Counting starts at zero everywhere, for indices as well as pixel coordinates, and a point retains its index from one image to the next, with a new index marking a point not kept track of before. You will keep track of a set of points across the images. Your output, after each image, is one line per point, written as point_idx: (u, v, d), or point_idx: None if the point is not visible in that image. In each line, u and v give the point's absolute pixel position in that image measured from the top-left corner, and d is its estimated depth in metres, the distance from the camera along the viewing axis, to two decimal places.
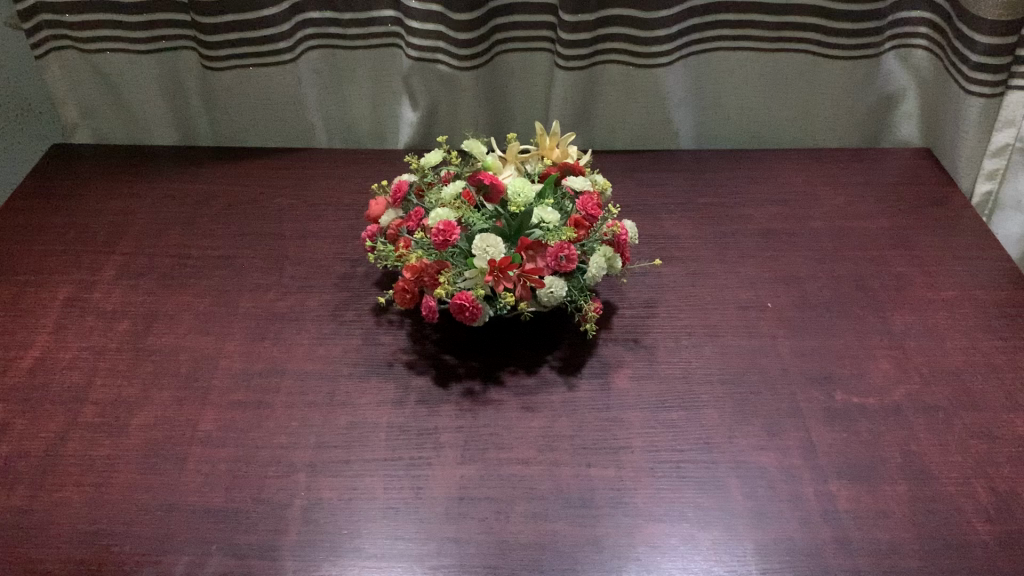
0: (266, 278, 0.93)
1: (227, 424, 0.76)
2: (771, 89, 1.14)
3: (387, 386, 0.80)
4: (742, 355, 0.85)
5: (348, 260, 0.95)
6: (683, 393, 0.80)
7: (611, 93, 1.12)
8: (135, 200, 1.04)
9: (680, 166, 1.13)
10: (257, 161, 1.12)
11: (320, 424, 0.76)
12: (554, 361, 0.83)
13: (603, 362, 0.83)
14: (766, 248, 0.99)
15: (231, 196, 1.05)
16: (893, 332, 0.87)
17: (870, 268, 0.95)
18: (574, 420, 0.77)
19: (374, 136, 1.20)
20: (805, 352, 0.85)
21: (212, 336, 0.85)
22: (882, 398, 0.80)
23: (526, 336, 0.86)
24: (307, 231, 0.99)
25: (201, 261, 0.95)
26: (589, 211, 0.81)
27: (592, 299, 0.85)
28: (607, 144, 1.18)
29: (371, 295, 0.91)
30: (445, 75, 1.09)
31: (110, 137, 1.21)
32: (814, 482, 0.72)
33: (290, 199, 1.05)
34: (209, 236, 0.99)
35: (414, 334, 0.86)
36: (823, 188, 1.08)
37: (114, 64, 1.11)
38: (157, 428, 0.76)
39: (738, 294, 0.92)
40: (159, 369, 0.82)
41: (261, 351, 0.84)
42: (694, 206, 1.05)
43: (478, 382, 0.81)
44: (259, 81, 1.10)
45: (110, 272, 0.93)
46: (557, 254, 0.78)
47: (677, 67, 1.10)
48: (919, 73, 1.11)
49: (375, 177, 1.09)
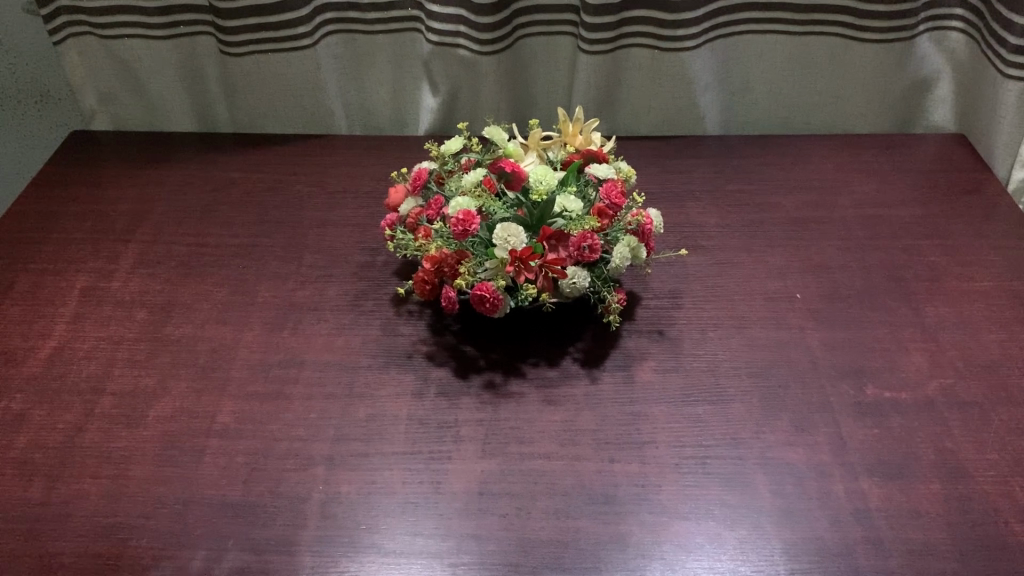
0: (285, 267, 0.92)
1: (244, 416, 0.75)
2: (802, 73, 1.11)
3: (406, 378, 0.79)
4: (770, 347, 0.83)
5: (367, 249, 0.94)
6: (709, 387, 0.78)
7: (637, 79, 1.10)
8: (155, 187, 1.04)
9: (706, 152, 1.10)
10: (276, 148, 1.11)
11: (340, 416, 0.75)
12: (576, 353, 0.82)
13: (627, 354, 0.82)
14: (794, 237, 0.96)
15: (250, 184, 1.04)
16: (927, 324, 0.85)
17: (902, 258, 0.93)
18: (597, 414, 0.76)
19: (393, 122, 1.18)
20: (835, 345, 0.83)
21: (232, 326, 0.84)
22: (915, 393, 0.78)
23: (547, 329, 0.84)
24: (326, 220, 0.98)
25: (219, 250, 0.94)
26: (613, 199, 0.79)
27: (615, 289, 0.83)
28: (631, 130, 1.16)
29: (390, 284, 0.90)
30: (467, 60, 1.07)
31: (128, 125, 1.20)
32: (845, 479, 0.70)
33: (309, 186, 1.04)
34: (228, 225, 0.97)
35: (433, 325, 0.85)
36: (854, 176, 1.05)
37: (133, 51, 1.10)
38: (173, 420, 0.75)
39: (766, 285, 0.90)
40: (176, 361, 0.81)
41: (280, 341, 0.83)
42: (720, 193, 1.03)
43: (499, 374, 0.79)
44: (279, 67, 1.09)
45: (129, 260, 0.92)
46: (580, 243, 0.77)
47: (704, 51, 1.07)
48: (954, 56, 1.09)
49: (396, 163, 1.08)
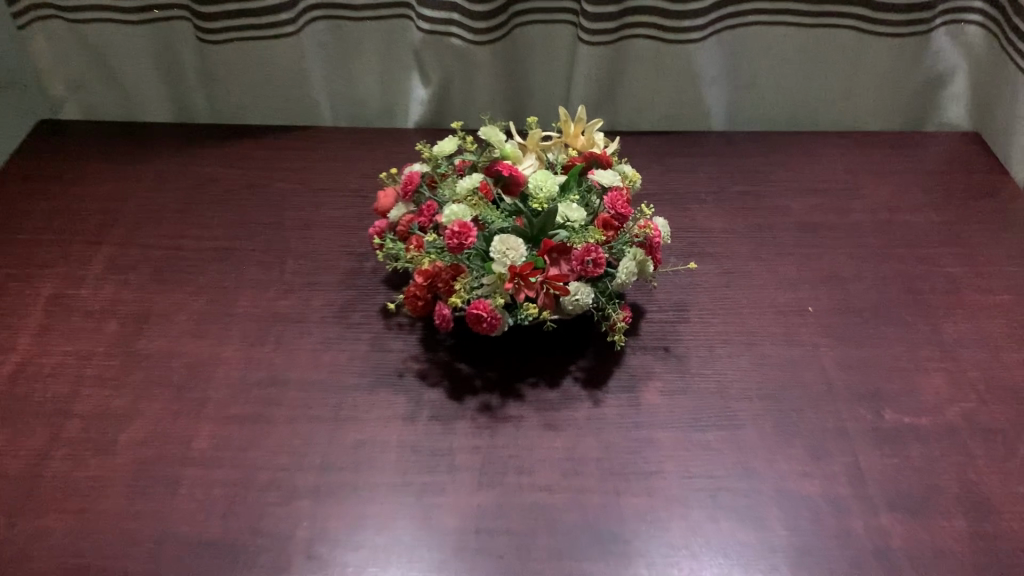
0: (267, 273, 0.86)
1: (222, 442, 0.70)
2: (811, 68, 1.06)
3: (396, 399, 0.74)
4: (782, 367, 0.78)
5: (355, 254, 0.89)
6: (719, 410, 0.74)
7: (640, 72, 1.04)
8: (129, 184, 0.98)
9: (711, 150, 1.05)
10: (258, 141, 1.05)
11: (325, 443, 0.70)
12: (578, 372, 0.77)
13: (631, 374, 0.77)
14: (804, 245, 0.92)
15: (230, 182, 0.98)
16: (946, 342, 0.81)
17: (917, 268, 0.89)
18: (601, 440, 0.71)
19: (382, 113, 1.12)
20: (850, 365, 0.79)
21: (210, 340, 0.79)
22: (936, 418, 0.74)
23: (547, 345, 0.79)
24: (311, 222, 0.93)
25: (197, 254, 0.88)
26: (619, 210, 0.74)
27: (620, 305, 0.78)
28: (632, 126, 1.10)
29: (379, 294, 0.84)
30: (460, 49, 1.01)
31: (101, 114, 1.13)
32: (865, 515, 0.66)
33: (293, 184, 0.98)
34: (207, 227, 0.92)
35: (426, 340, 0.80)
36: (865, 178, 1.01)
37: (103, 36, 1.04)
38: (147, 446, 0.70)
39: (777, 297, 0.85)
40: (150, 379, 0.75)
41: (261, 358, 0.77)
42: (726, 195, 0.98)
43: (495, 396, 0.75)
44: (259, 55, 1.03)
45: (100, 265, 0.87)
46: (583, 258, 0.72)
47: (710, 43, 1.02)
48: (971, 51, 1.04)
49: (384, 159, 1.02)
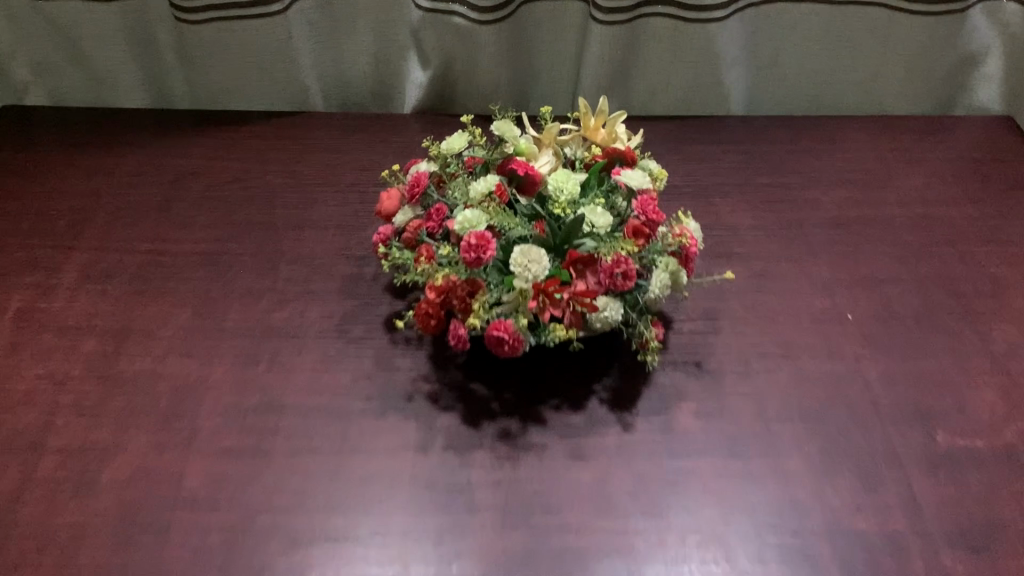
0: (258, 281, 0.79)
1: (216, 480, 0.63)
2: (839, 48, 0.99)
3: (407, 427, 0.67)
4: (824, 383, 0.72)
5: (353, 258, 0.81)
6: (759, 435, 0.68)
7: (656, 53, 0.97)
8: (102, 179, 0.89)
9: (732, 137, 0.98)
10: (243, 129, 0.96)
11: (330, 479, 0.64)
12: (603, 393, 0.70)
13: (662, 395, 0.71)
14: (838, 243, 0.85)
15: (214, 176, 0.90)
16: (996, 353, 0.75)
17: (960, 269, 0.83)
18: (633, 472, 0.65)
19: (376, 97, 1.04)
20: (896, 380, 0.73)
21: (198, 360, 0.72)
22: (992, 440, 0.68)
23: (568, 362, 0.73)
24: (304, 221, 0.85)
25: (180, 260, 0.81)
26: (650, 216, 0.68)
27: (652, 322, 0.72)
28: (645, 110, 1.03)
29: (382, 304, 0.77)
30: (463, 29, 0.93)
31: (69, 99, 1.04)
32: (925, 554, 0.61)
33: (283, 178, 0.90)
34: (190, 228, 0.84)
35: (436, 357, 0.73)
36: (897, 167, 0.94)
37: (70, 14, 0.95)
38: (132, 486, 0.63)
39: (812, 303, 0.79)
40: (133, 407, 0.68)
41: (256, 380, 0.70)
42: (751, 188, 0.91)
43: (515, 421, 0.68)
44: (243, 36, 0.94)
45: (74, 273, 0.79)
46: (613, 270, 0.65)
47: (733, 22, 0.95)
48: (1008, 30, 0.98)
49: (381, 148, 0.94)
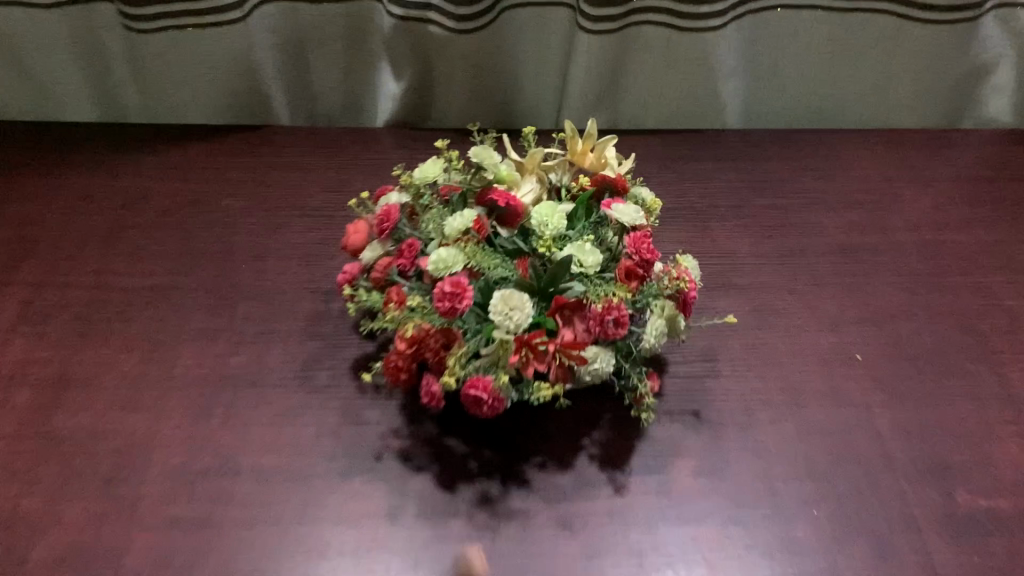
0: (214, 320, 0.72)
1: (160, 557, 0.57)
2: (841, 58, 0.93)
3: (375, 491, 0.61)
4: (833, 435, 0.66)
5: (319, 294, 0.74)
6: (764, 498, 0.62)
7: (647, 63, 0.90)
8: (45, 203, 0.82)
9: (728, 153, 0.92)
10: (201, 145, 0.89)
11: (289, 555, 0.57)
12: (592, 448, 0.64)
13: (657, 451, 0.64)
14: (843, 272, 0.79)
15: (168, 199, 0.83)
16: (1018, 399, 0.69)
17: (976, 302, 0.77)
18: (626, 544, 0.58)
19: (346, 111, 0.97)
20: (911, 430, 0.67)
21: (145, 414, 0.65)
22: (1018, 500, 0.62)
23: (554, 414, 0.66)
24: (265, 250, 0.78)
25: (128, 296, 0.73)
26: (643, 255, 0.61)
27: (647, 374, 0.65)
28: (635, 123, 0.96)
29: (350, 346, 0.70)
30: (439, 37, 0.87)
31: (14, 112, 0.96)
32: None
33: (243, 201, 0.83)
34: (140, 259, 0.77)
35: (408, 407, 0.66)
36: (905, 187, 0.88)
37: (10, 21, 0.87)
38: (65, 565, 0.56)
39: (818, 342, 0.73)
40: (70, 470, 0.61)
41: (208, 436, 0.63)
42: (750, 210, 0.85)
43: (495, 482, 0.62)
44: (201, 45, 0.87)
45: (10, 313, 0.72)
46: (603, 317, 0.58)
47: (730, 31, 0.88)
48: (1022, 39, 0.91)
49: (351, 167, 0.87)
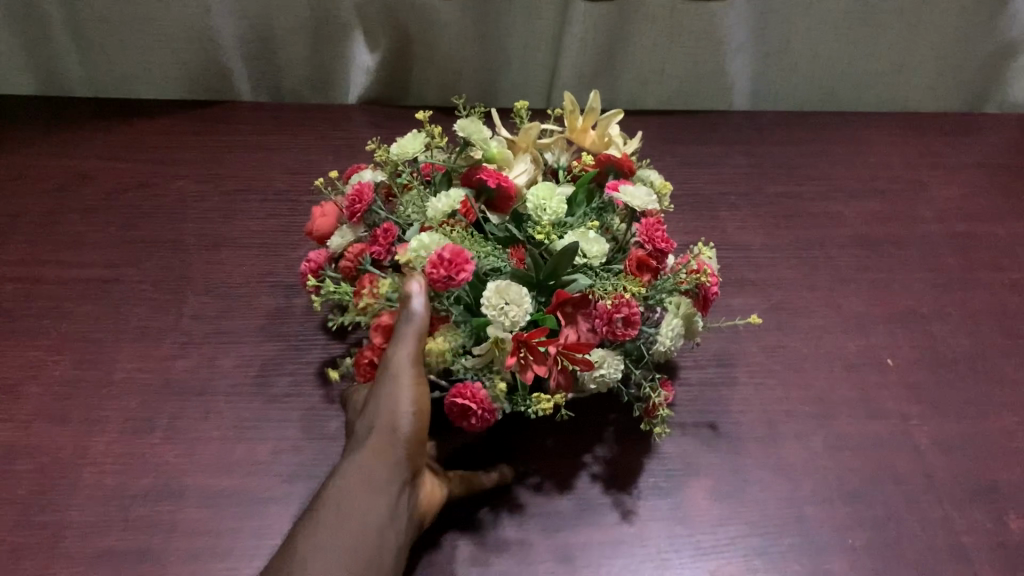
0: (158, 318, 0.62)
1: None
2: (859, 34, 0.85)
3: None
4: (866, 450, 0.58)
5: (280, 288, 0.65)
6: (792, 524, 0.54)
7: (649, 36, 0.82)
8: None
9: (735, 137, 0.83)
10: (151, 122, 0.80)
11: None
12: (595, 466, 0.56)
13: (669, 469, 0.56)
14: (867, 266, 0.71)
15: (110, 181, 0.73)
16: None
17: (1014, 300, 0.69)
18: None
19: (315, 86, 0.87)
20: (952, 445, 0.59)
21: (73, 427, 0.56)
22: None
23: (551, 426, 0.58)
24: (220, 238, 0.69)
25: (60, 290, 0.64)
26: (657, 243, 0.52)
27: (660, 382, 0.56)
28: (635, 103, 0.88)
29: (316, 347, 0.61)
30: (420, 2, 0.78)
31: None
32: None
33: (197, 183, 0.74)
34: (75, 248, 0.67)
35: None
36: (928, 174, 0.80)
37: None
38: None
39: (844, 344, 0.65)
40: None
41: (147, 453, 0.54)
42: (762, 197, 0.77)
43: (484, 506, 0.53)
44: None
45: None
46: (612, 315, 0.49)
47: (740, 1, 0.80)
48: None
49: (319, 147, 0.78)
